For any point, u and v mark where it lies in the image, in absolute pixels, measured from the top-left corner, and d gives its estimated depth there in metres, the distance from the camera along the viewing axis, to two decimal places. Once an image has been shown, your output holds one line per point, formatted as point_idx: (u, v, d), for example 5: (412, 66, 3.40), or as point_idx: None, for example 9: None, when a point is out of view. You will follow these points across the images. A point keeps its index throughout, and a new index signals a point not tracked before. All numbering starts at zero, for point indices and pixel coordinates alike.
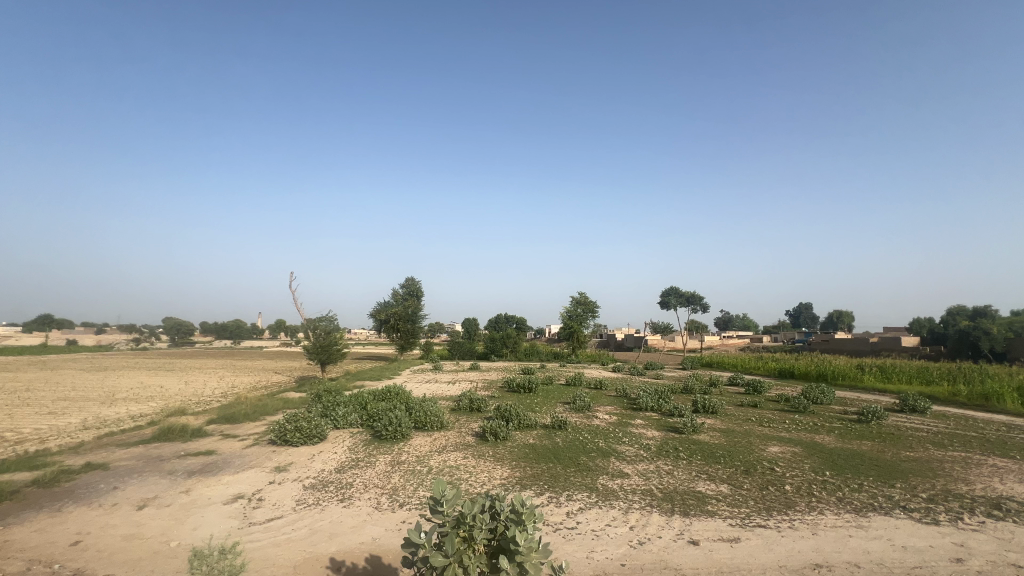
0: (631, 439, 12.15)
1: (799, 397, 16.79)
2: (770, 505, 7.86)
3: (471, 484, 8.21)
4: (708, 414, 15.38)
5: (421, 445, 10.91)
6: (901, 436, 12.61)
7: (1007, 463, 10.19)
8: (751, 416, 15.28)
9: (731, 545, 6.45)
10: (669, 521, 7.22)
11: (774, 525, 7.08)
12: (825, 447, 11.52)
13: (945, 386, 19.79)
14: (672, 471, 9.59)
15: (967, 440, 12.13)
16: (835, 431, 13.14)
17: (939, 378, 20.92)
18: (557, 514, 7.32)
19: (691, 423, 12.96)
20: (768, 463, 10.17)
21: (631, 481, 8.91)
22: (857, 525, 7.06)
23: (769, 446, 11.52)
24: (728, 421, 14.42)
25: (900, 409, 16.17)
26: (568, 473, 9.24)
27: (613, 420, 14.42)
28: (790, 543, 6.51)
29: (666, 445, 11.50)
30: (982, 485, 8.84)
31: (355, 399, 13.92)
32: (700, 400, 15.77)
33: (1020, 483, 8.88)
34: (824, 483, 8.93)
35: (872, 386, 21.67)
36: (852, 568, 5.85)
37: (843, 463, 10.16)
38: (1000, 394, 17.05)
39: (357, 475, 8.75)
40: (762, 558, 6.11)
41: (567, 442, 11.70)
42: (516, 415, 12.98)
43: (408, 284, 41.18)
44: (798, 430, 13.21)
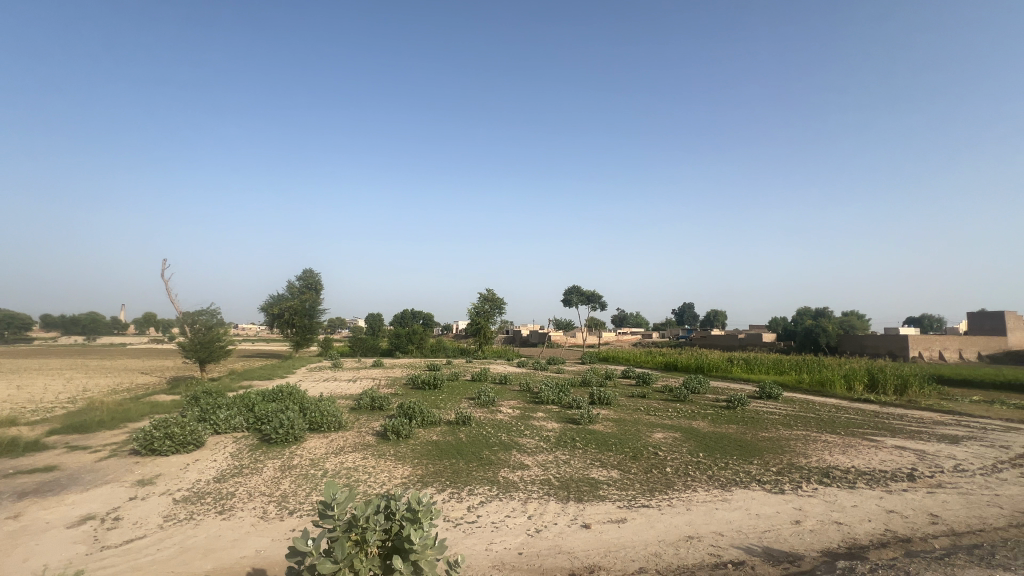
0: (533, 432, 12.55)
1: (680, 388, 18.61)
2: (653, 486, 8.65)
3: (369, 485, 7.93)
4: (603, 405, 16.48)
5: (316, 448, 10.28)
6: (759, 419, 14.57)
7: (835, 437, 12.29)
8: (639, 406, 16.66)
9: (618, 526, 6.98)
10: (564, 507, 7.62)
11: (656, 504, 7.80)
12: (701, 431, 12.92)
13: (792, 375, 23.28)
14: (568, 460, 10.11)
15: (807, 420, 14.38)
16: (708, 416, 14.84)
17: (789, 368, 24.55)
18: (458, 509, 7.34)
19: (588, 414, 13.77)
20: (653, 448, 11.18)
21: (531, 472, 9.24)
22: (722, 498, 8.04)
23: (654, 433, 12.65)
24: (620, 411, 15.57)
25: (759, 395, 18.69)
26: (471, 468, 9.31)
27: (516, 414, 14.80)
28: (669, 519, 7.23)
29: (564, 436, 12.09)
30: (817, 457, 10.54)
31: (241, 400, 12.69)
32: (596, 392, 16.78)
33: (842, 454, 10.75)
34: (698, 463, 10.05)
35: (739, 376, 24.80)
36: (717, 536, 6.64)
37: (714, 445, 11.50)
38: (832, 381, 20.52)
39: (241, 484, 7.99)
40: (645, 535, 6.70)
41: (471, 437, 11.76)
42: (419, 412, 12.75)
43: (305, 277, 38.61)
44: (679, 417, 14.66)
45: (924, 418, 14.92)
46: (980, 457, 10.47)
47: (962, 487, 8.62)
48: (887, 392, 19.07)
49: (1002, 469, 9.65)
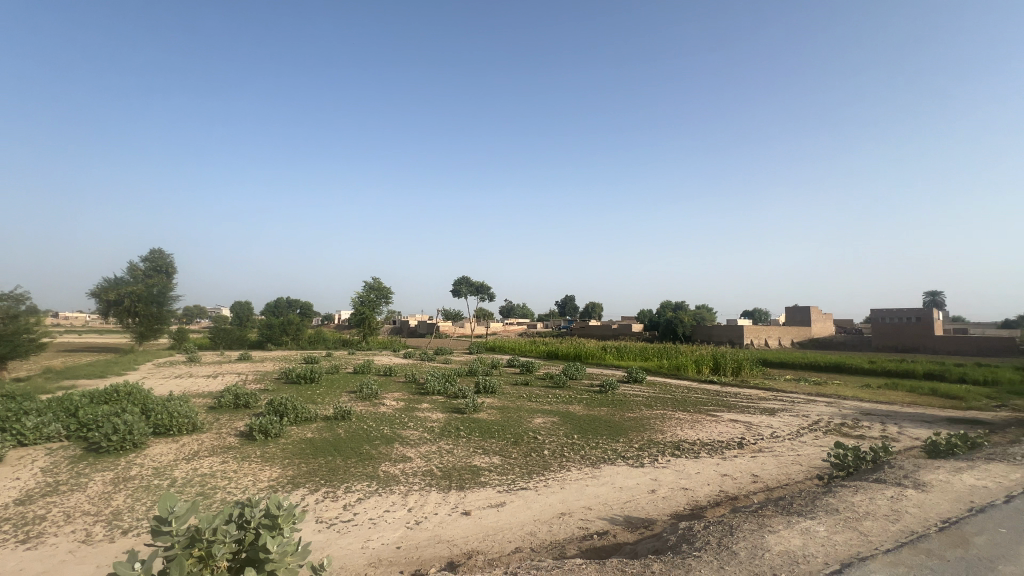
0: (417, 423, 12.35)
1: (560, 374, 19.78)
2: (531, 469, 9.09)
3: (228, 491, 7.11)
4: (488, 393, 16.86)
5: (162, 454, 8.93)
6: (626, 401, 16.11)
7: (686, 414, 14.09)
8: (522, 393, 17.36)
9: (497, 510, 7.19)
10: (445, 497, 7.63)
11: (533, 485, 8.20)
12: (576, 415, 13.87)
13: (655, 361, 26.21)
14: (452, 450, 10.16)
15: (664, 401, 16.28)
16: (583, 401, 16.03)
17: (652, 354, 27.61)
18: (332, 508, 6.92)
19: (473, 403, 13.95)
20: (533, 432, 11.75)
21: (413, 464, 9.08)
22: (592, 475, 8.75)
23: (535, 418, 13.27)
24: (504, 398, 16.08)
25: (626, 379, 20.67)
26: (349, 465, 8.85)
27: (400, 406, 14.45)
28: (544, 499, 7.65)
29: (449, 426, 12.13)
30: (671, 432, 11.99)
31: (58, 403, 10.47)
32: (482, 381, 17.07)
33: (690, 429, 12.38)
34: (572, 444, 10.79)
35: (611, 363, 27.20)
36: (586, 511, 7.21)
37: (587, 427, 12.42)
38: (685, 365, 23.55)
39: (55, 504, 6.61)
40: (522, 516, 7.01)
41: (350, 432, 11.18)
42: (293, 408, 11.78)
43: (153, 258, 33.28)
44: (557, 403, 15.57)
45: (751, 395, 17.82)
46: (789, 425, 12.81)
47: (775, 450, 10.47)
48: (726, 373, 22.41)
49: (803, 433, 11.95)
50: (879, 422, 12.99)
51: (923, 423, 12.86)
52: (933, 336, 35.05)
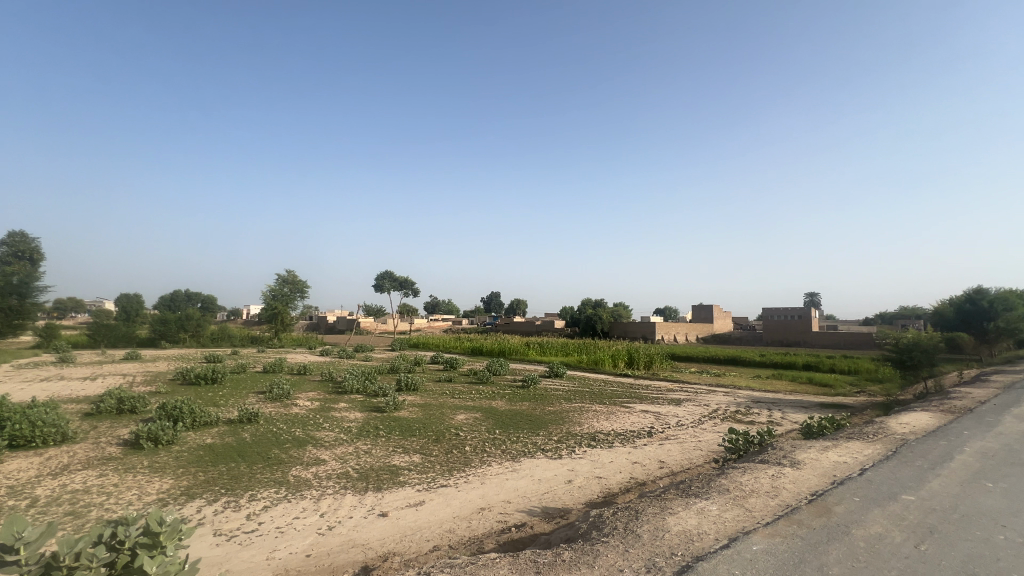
0: (333, 424, 11.77)
1: (484, 370, 19.87)
2: (452, 466, 9.04)
3: (107, 508, 6.28)
4: (410, 391, 16.50)
5: (21, 471, 7.68)
6: (546, 395, 16.58)
7: (602, 407, 14.81)
8: (445, 390, 17.20)
9: (415, 509, 7.07)
10: (362, 499, 7.34)
11: (454, 482, 8.17)
12: (498, 410, 14.01)
13: (575, 356, 27.25)
14: (370, 450, 9.80)
15: (583, 394, 16.98)
16: (506, 396, 16.24)
17: (572, 349, 28.67)
18: (233, 520, 6.38)
19: (394, 401, 13.57)
20: (455, 429, 11.68)
21: (328, 467, 8.64)
22: (512, 469, 8.91)
23: (457, 415, 13.22)
24: (426, 396, 15.83)
25: (548, 374, 21.27)
26: (254, 471, 8.20)
27: (315, 406, 13.68)
28: (464, 495, 7.64)
29: (367, 425, 11.70)
30: (588, 424, 12.53)
31: None
32: (404, 379, 16.66)
33: (605, 420, 13.02)
34: (493, 439, 10.90)
35: (534, 358, 27.87)
36: (504, 504, 7.32)
37: (509, 422, 12.61)
38: (603, 360, 24.75)
39: None
40: (441, 514, 6.95)
41: (257, 436, 10.38)
42: (189, 412, 10.68)
43: (14, 242, 28.52)
44: (480, 399, 15.63)
45: (660, 387, 19.16)
46: (692, 413, 13.94)
47: (679, 438, 11.34)
48: (639, 367, 23.88)
49: (704, 420, 13.06)
50: (766, 409, 14.55)
51: (800, 408, 14.64)
52: (811, 332, 40.02)
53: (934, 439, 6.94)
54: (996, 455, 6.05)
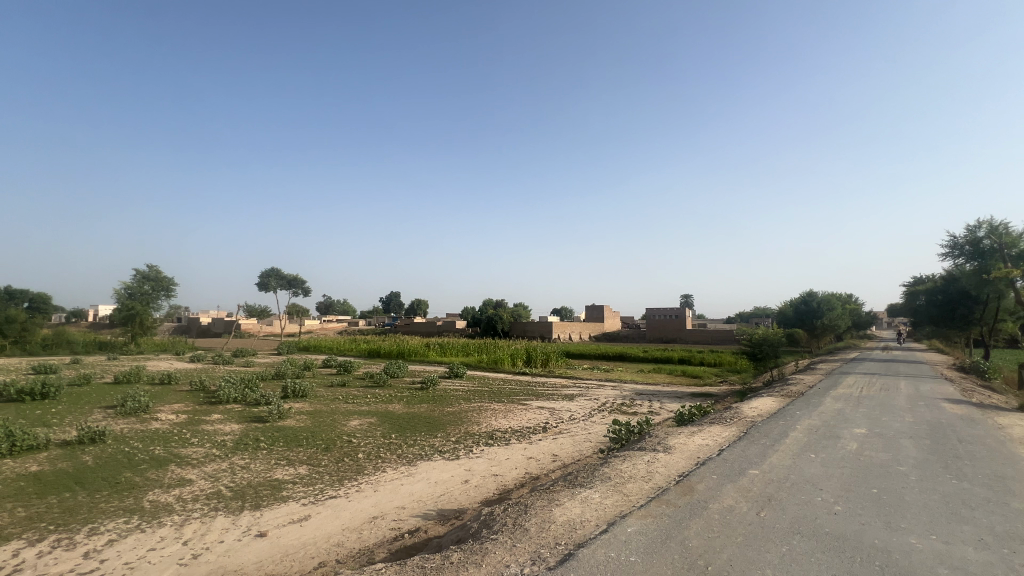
0: (203, 438, 10.47)
1: (380, 373, 19.10)
2: (343, 475, 8.55)
3: None
4: (298, 398, 15.29)
5: None
6: (446, 396, 16.44)
7: (500, 405, 15.08)
8: (337, 395, 16.23)
9: (299, 525, 6.55)
10: (235, 520, 6.62)
11: (344, 493, 7.72)
12: (395, 414, 13.55)
13: (475, 356, 27.40)
14: (248, 465, 8.88)
15: (482, 394, 17.13)
16: (403, 399, 15.80)
17: (473, 349, 28.81)
18: (64, 562, 5.35)
19: (278, 410, 12.45)
20: (347, 436, 11.07)
21: (194, 488, 7.65)
22: (408, 473, 8.68)
23: (351, 421, 12.54)
24: (316, 402, 14.80)
25: (448, 375, 21.10)
26: (96, 500, 6.97)
27: (181, 420, 12.05)
28: (355, 505, 7.26)
29: (246, 437, 10.61)
30: (486, 423, 12.67)
31: None
32: (291, 385, 15.37)
33: (503, 418, 13.28)
34: (389, 444, 10.53)
35: (434, 359, 27.48)
36: (399, 511, 7.09)
37: (406, 425, 12.26)
38: (503, 359, 25.21)
39: None
40: (329, 527, 6.53)
41: (102, 458, 8.85)
42: (7, 435, 8.76)
43: None
44: (376, 403, 14.99)
45: (556, 383, 20.07)
46: (584, 408, 14.78)
47: (571, 431, 11.96)
48: (536, 365, 24.79)
49: (594, 414, 13.93)
50: (648, 400, 15.96)
51: (675, 398, 16.30)
52: (685, 330, 44.79)
53: (775, 419, 8.16)
54: (818, 430, 7.30)
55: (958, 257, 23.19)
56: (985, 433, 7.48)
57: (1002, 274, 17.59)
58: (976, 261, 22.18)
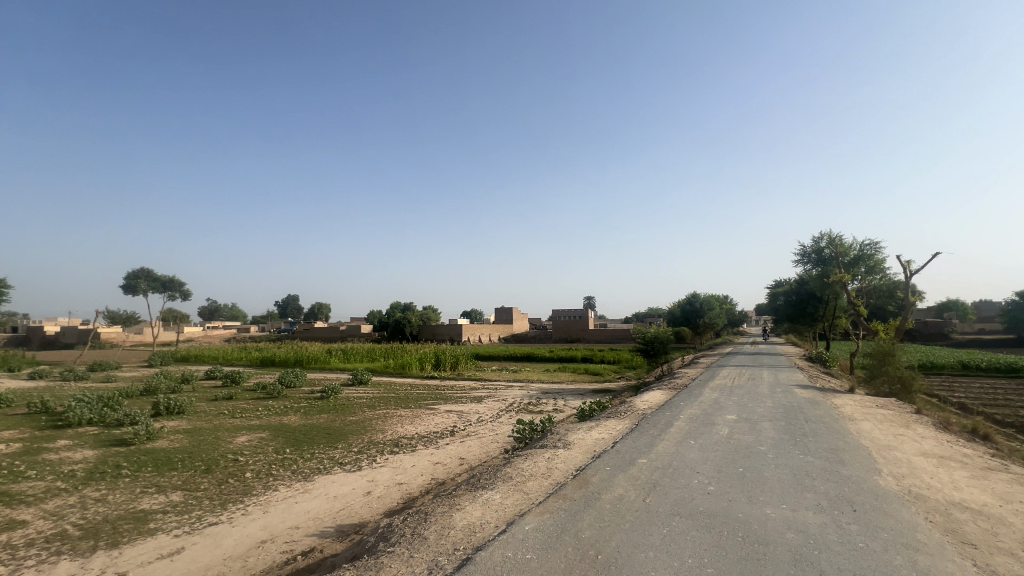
0: (46, 470, 8.82)
1: (274, 383, 17.58)
2: (226, 498, 7.71)
3: None
4: (173, 415, 13.53)
5: None
6: (349, 405, 15.61)
7: (407, 411, 14.67)
8: (222, 409, 14.64)
9: (170, 560, 5.77)
10: (86, 564, 5.65)
11: (227, 518, 6.95)
12: (290, 427, 12.55)
13: (381, 361, 26.39)
14: (104, 497, 7.65)
15: (388, 400, 16.55)
16: (300, 409, 14.71)
17: (380, 354, 27.70)
18: None
19: (147, 430, 10.90)
20: (233, 454, 10.03)
21: (29, 531, 6.39)
22: (304, 490, 8.06)
23: (237, 437, 11.37)
24: (196, 419, 13.21)
25: (351, 382, 20.04)
26: None
27: (13, 450, 10.03)
28: (240, 530, 6.58)
29: (103, 465, 9.13)
30: (392, 431, 12.25)
31: None
32: (164, 401, 13.54)
33: (410, 424, 12.93)
34: (283, 460, 9.72)
35: (336, 366, 25.97)
36: (292, 531, 6.56)
37: (303, 438, 11.41)
38: (411, 363, 24.57)
39: None
40: (207, 558, 5.85)
41: None
42: None
43: None
44: (268, 416, 13.75)
45: (465, 386, 20.01)
46: (492, 409, 14.91)
47: (479, 434, 11.98)
48: (445, 368, 24.57)
49: (501, 414, 14.11)
50: (553, 399, 16.55)
51: (578, 395, 17.12)
52: (588, 330, 47.29)
53: (663, 411, 8.90)
54: (698, 418, 8.09)
55: (807, 264, 27.27)
56: (825, 412, 8.85)
57: (838, 278, 20.98)
58: (819, 266, 26.25)
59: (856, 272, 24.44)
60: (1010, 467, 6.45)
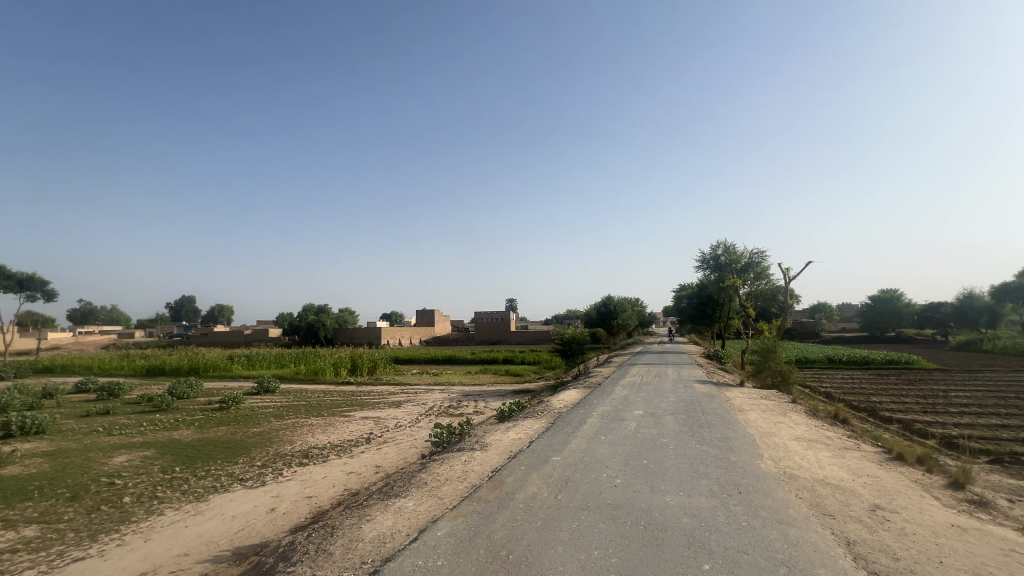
0: None
1: (162, 395, 15.71)
2: (98, 528, 6.74)
3: None
4: (30, 436, 11.58)
5: None
6: (252, 415, 14.39)
7: (318, 419, 13.84)
8: (96, 426, 12.80)
9: None
10: None
11: (98, 551, 6.07)
12: (182, 442, 11.29)
13: (291, 367, 24.69)
14: None
15: (298, 408, 15.52)
16: (194, 423, 13.29)
17: (289, 360, 25.86)
18: None
19: None
20: (108, 477, 8.80)
21: None
22: (196, 512, 7.29)
23: (114, 458, 10.00)
24: (61, 439, 11.42)
25: (256, 391, 18.52)
26: None
27: None
28: (114, 564, 5.78)
29: None
30: (301, 441, 11.48)
31: None
32: (18, 420, 11.54)
33: (322, 433, 12.22)
34: (170, 480, 8.70)
35: (238, 374, 23.85)
36: (179, 559, 5.89)
37: (196, 454, 10.32)
38: (324, 368, 23.22)
39: None
40: None
41: None
42: None
43: None
44: (155, 432, 12.26)
45: (383, 391, 19.32)
46: (411, 414, 14.53)
47: (396, 440, 11.63)
48: (362, 373, 23.59)
49: (420, 419, 13.80)
50: (474, 401, 16.55)
51: (498, 396, 17.27)
52: (510, 332, 47.91)
53: (577, 409, 9.25)
54: (609, 415, 8.50)
55: (706, 270, 29.88)
56: (719, 404, 9.75)
57: (732, 283, 23.24)
58: (717, 272, 28.86)
59: (746, 278, 27.23)
60: (861, 446, 7.55)
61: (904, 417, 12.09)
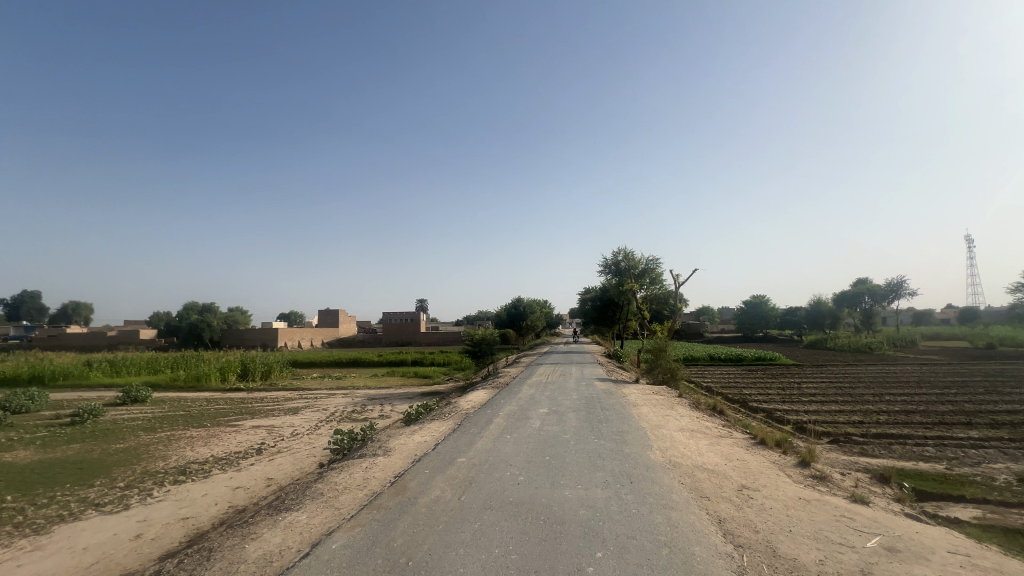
0: None
1: None
2: None
3: None
4: None
5: None
6: (115, 429, 12.50)
7: (199, 431, 12.41)
8: None
9: None
10: None
11: None
12: (17, 465, 9.46)
13: (167, 373, 21.83)
14: None
15: (174, 419, 13.79)
16: (36, 441, 11.23)
17: (164, 366, 22.84)
18: None
19: None
20: None
21: None
22: (35, 547, 6.16)
23: None
24: None
25: (121, 402, 16.13)
26: None
27: None
28: None
29: None
30: (177, 456, 10.22)
31: None
32: None
33: (203, 446, 10.98)
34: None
35: (97, 382, 20.55)
36: None
37: (37, 478, 8.71)
38: (208, 373, 20.80)
39: None
40: None
41: None
42: None
43: None
44: None
45: (278, 397, 17.85)
46: (309, 421, 13.60)
47: (292, 449, 10.82)
48: (254, 379, 21.57)
49: (319, 426, 12.98)
50: (379, 404, 15.94)
51: (405, 399, 16.80)
52: (419, 333, 46.94)
53: (484, 410, 9.30)
54: (515, 414, 8.67)
55: (608, 274, 31.78)
56: (616, 400, 10.41)
57: (630, 287, 24.98)
58: (617, 276, 30.80)
59: (642, 282, 29.44)
60: (733, 433, 8.53)
61: (767, 407, 13.89)
